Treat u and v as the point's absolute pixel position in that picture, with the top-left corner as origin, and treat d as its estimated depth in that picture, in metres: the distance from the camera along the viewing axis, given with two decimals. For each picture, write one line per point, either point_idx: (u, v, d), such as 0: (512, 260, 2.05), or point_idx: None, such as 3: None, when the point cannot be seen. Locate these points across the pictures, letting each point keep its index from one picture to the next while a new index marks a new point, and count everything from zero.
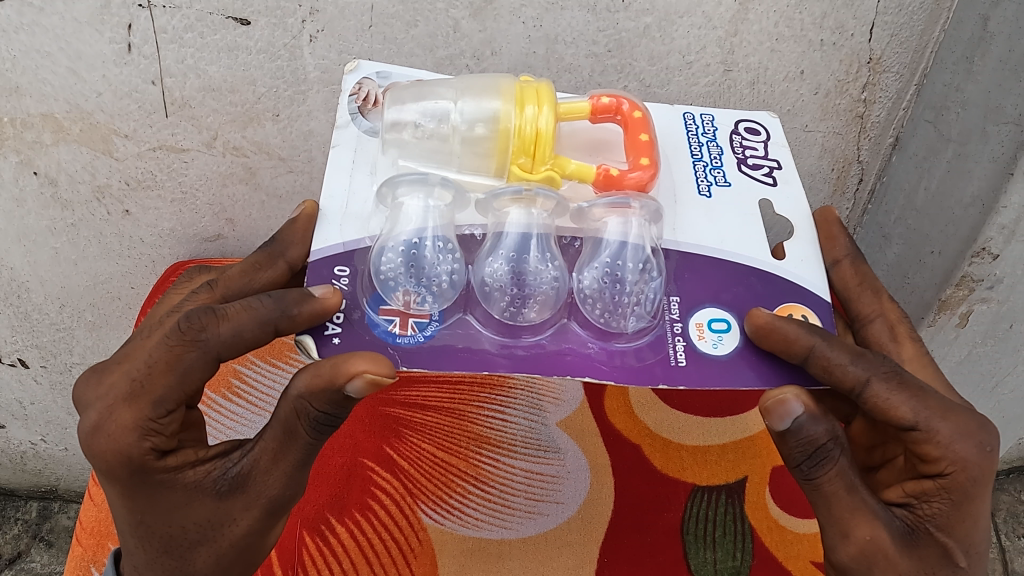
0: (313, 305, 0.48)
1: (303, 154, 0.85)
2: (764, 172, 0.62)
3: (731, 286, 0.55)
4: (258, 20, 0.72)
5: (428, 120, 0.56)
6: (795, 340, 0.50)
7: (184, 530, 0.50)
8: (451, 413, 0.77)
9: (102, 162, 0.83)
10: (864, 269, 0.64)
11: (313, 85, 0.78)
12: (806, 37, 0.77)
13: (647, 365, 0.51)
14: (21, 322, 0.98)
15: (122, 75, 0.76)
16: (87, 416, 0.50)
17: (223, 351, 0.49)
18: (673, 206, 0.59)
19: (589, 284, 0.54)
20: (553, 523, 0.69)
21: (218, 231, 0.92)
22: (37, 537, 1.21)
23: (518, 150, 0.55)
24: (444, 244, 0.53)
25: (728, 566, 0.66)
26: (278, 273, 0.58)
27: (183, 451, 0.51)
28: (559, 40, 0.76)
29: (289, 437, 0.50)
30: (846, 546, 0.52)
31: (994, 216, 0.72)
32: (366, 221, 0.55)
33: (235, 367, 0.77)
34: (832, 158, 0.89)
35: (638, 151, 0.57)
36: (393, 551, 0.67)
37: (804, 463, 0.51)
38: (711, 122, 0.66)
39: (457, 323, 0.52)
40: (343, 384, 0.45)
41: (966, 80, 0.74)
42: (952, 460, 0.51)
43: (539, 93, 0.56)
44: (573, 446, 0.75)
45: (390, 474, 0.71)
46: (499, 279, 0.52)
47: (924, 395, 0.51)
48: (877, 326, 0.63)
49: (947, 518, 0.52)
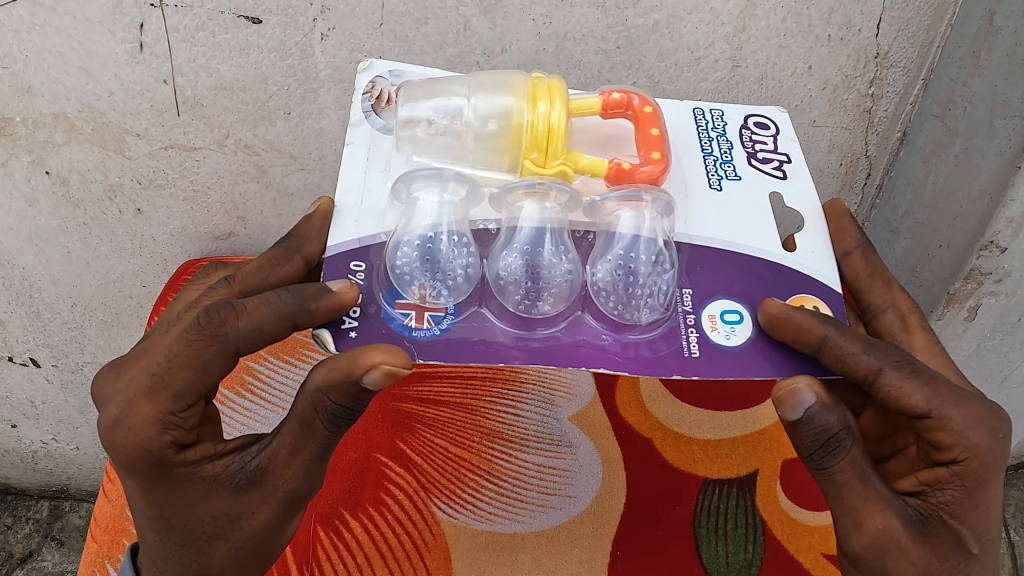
0: (330, 299, 0.47)
1: (315, 152, 0.85)
2: (774, 166, 0.63)
3: (743, 278, 0.55)
4: (269, 19, 0.73)
5: (442, 116, 0.56)
6: (809, 329, 0.50)
7: (202, 523, 0.50)
8: (464, 409, 0.78)
9: (113, 161, 0.83)
10: (875, 260, 0.65)
11: (324, 82, 0.79)
12: (813, 32, 0.78)
13: (661, 356, 0.51)
14: (32, 321, 0.99)
15: (134, 75, 0.76)
16: (106, 411, 0.50)
17: (242, 346, 0.49)
18: (685, 200, 0.59)
19: (602, 276, 0.54)
20: (565, 518, 0.69)
21: (229, 229, 0.93)
22: (48, 536, 1.22)
23: (531, 145, 0.55)
24: (458, 238, 0.53)
25: (739, 559, 0.67)
26: (295, 269, 0.58)
27: (201, 445, 0.51)
28: (569, 37, 0.77)
29: (306, 432, 0.50)
30: (858, 535, 0.52)
31: (1002, 209, 0.72)
32: (381, 217, 0.55)
33: (248, 364, 0.78)
34: (840, 153, 0.89)
35: (649, 145, 0.57)
36: (406, 545, 0.67)
37: (817, 453, 0.51)
38: (720, 117, 0.66)
39: (472, 316, 0.52)
40: (360, 375, 0.45)
41: (972, 74, 0.74)
42: (965, 447, 0.51)
43: (550, 89, 0.55)
44: (585, 440, 0.76)
45: (403, 470, 0.72)
46: (514, 273, 0.52)
47: (936, 383, 0.51)
48: (888, 316, 0.64)
49: (960, 505, 0.52)
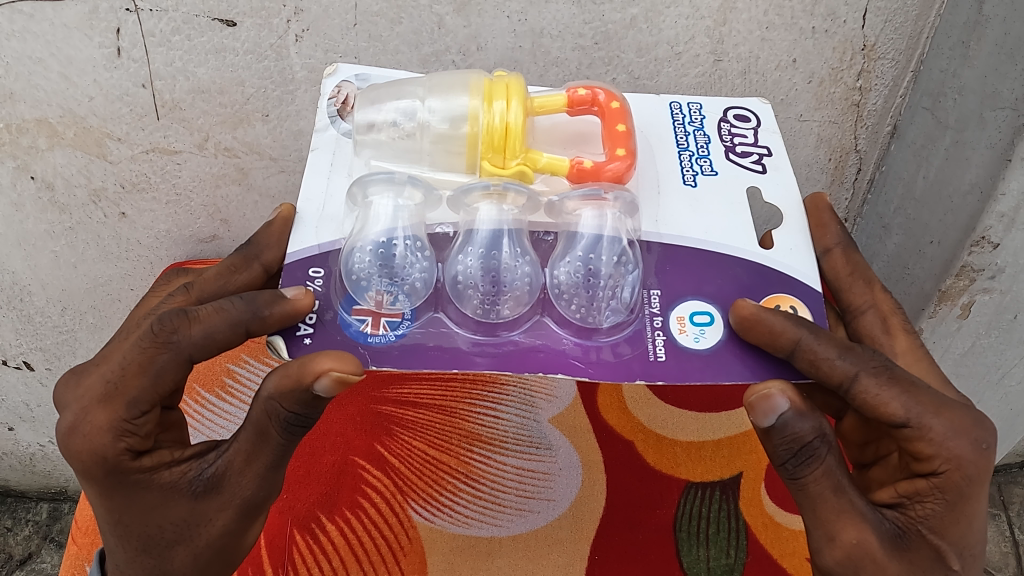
0: (284, 307, 0.47)
1: (294, 154, 0.84)
2: (753, 160, 0.61)
3: (715, 279, 0.54)
4: (243, 21, 0.73)
5: (402, 118, 0.55)
6: (781, 332, 0.49)
7: (161, 529, 0.50)
8: (443, 411, 0.77)
9: (96, 165, 0.84)
10: (856, 257, 0.64)
11: (300, 84, 0.78)
12: (797, 24, 0.76)
13: (624, 361, 0.50)
14: (24, 326, 1.00)
15: (113, 80, 0.76)
16: (63, 417, 0.50)
17: (196, 353, 0.49)
18: (657, 197, 0.58)
19: (564, 279, 0.53)
20: (543, 521, 0.69)
21: (213, 231, 0.93)
22: (47, 538, 1.23)
23: (487, 146, 0.54)
24: (415, 242, 0.52)
25: (721, 564, 0.66)
26: (254, 275, 0.58)
27: (159, 452, 0.51)
28: (545, 34, 0.76)
29: (261, 439, 0.49)
30: (832, 549, 0.51)
31: (993, 204, 0.70)
32: (341, 222, 0.54)
33: (229, 366, 0.78)
34: (829, 148, 0.87)
35: (615, 142, 0.56)
36: (382, 549, 0.67)
37: (790, 462, 0.50)
38: (699, 110, 0.65)
39: (430, 322, 0.51)
40: (311, 382, 0.45)
41: (962, 65, 0.72)
42: (945, 458, 0.50)
43: (508, 87, 0.54)
44: (566, 442, 0.75)
45: (381, 472, 0.72)
46: (473, 277, 0.51)
47: (915, 391, 0.49)
48: (869, 318, 0.62)
49: (940, 519, 0.51)
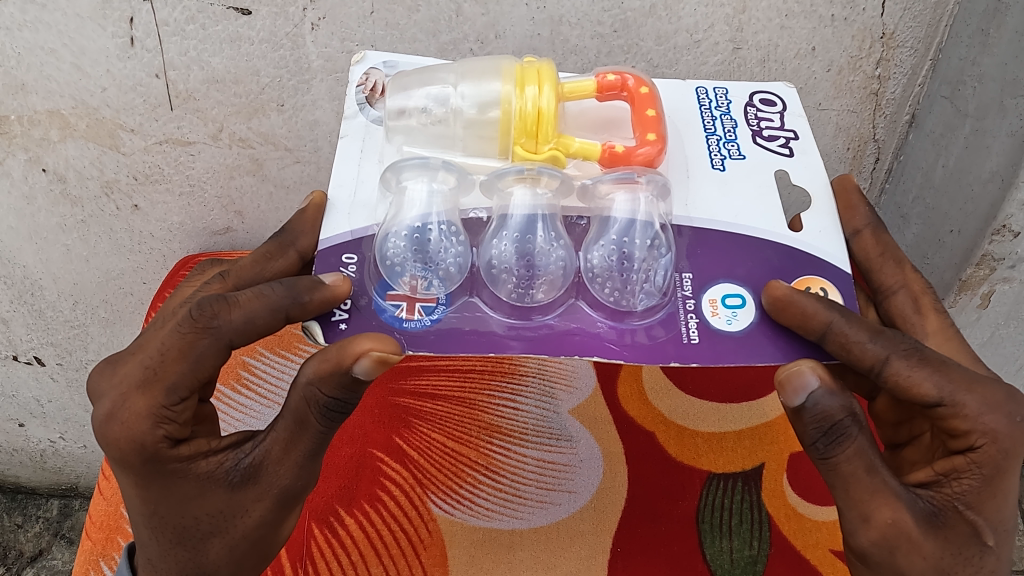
0: (323, 293, 0.47)
1: (309, 144, 0.84)
2: (780, 143, 0.60)
3: (745, 261, 0.53)
4: (259, 9, 0.72)
5: (433, 105, 0.54)
6: (813, 314, 0.48)
7: (196, 521, 0.49)
8: (462, 402, 0.77)
9: (109, 157, 0.83)
10: (886, 238, 0.63)
11: (316, 73, 0.77)
12: (816, 12, 0.75)
13: (659, 343, 0.50)
14: (36, 320, 0.99)
15: (126, 70, 0.75)
16: (100, 406, 0.50)
17: (236, 339, 0.49)
18: (686, 181, 0.57)
19: (597, 262, 0.52)
20: (564, 513, 0.68)
21: (228, 223, 0.92)
22: (59, 534, 1.22)
23: (520, 131, 0.53)
24: (449, 227, 0.52)
25: (744, 556, 0.65)
26: (289, 263, 0.58)
27: (196, 441, 0.50)
28: (564, 21, 0.75)
29: (300, 427, 0.49)
30: (866, 530, 0.50)
31: (1015, 191, 0.70)
32: (373, 209, 0.54)
33: (244, 359, 0.77)
34: (847, 137, 0.87)
35: (645, 126, 0.56)
36: (402, 542, 0.66)
37: (820, 441, 0.49)
38: (724, 95, 0.64)
39: (464, 307, 0.50)
40: (350, 365, 0.45)
41: (981, 53, 0.72)
42: (981, 432, 0.49)
43: (540, 73, 0.54)
44: (586, 434, 0.74)
45: (400, 465, 0.71)
46: (506, 261, 0.51)
47: (946, 369, 0.49)
48: (900, 298, 0.61)
49: (977, 495, 0.50)
